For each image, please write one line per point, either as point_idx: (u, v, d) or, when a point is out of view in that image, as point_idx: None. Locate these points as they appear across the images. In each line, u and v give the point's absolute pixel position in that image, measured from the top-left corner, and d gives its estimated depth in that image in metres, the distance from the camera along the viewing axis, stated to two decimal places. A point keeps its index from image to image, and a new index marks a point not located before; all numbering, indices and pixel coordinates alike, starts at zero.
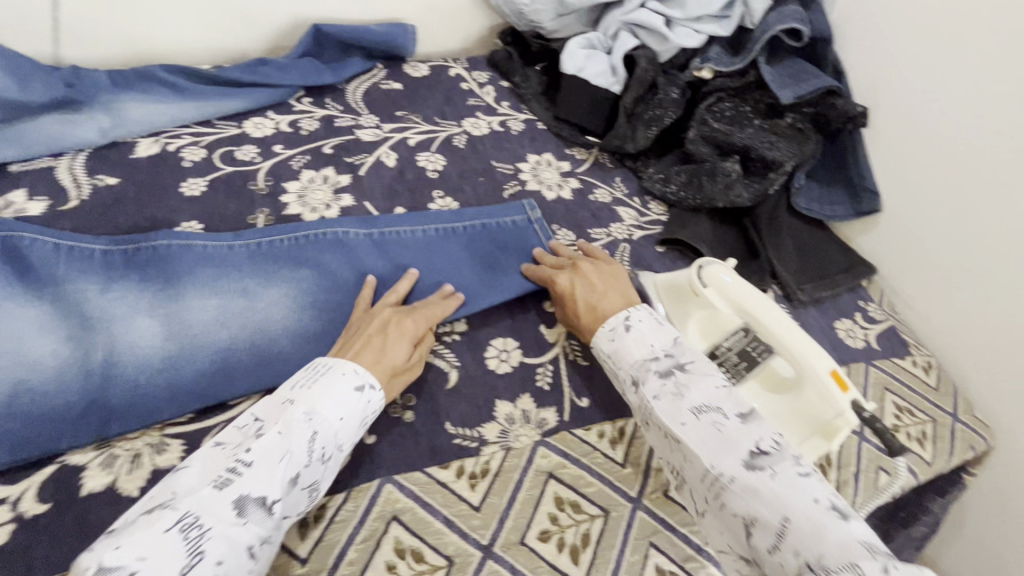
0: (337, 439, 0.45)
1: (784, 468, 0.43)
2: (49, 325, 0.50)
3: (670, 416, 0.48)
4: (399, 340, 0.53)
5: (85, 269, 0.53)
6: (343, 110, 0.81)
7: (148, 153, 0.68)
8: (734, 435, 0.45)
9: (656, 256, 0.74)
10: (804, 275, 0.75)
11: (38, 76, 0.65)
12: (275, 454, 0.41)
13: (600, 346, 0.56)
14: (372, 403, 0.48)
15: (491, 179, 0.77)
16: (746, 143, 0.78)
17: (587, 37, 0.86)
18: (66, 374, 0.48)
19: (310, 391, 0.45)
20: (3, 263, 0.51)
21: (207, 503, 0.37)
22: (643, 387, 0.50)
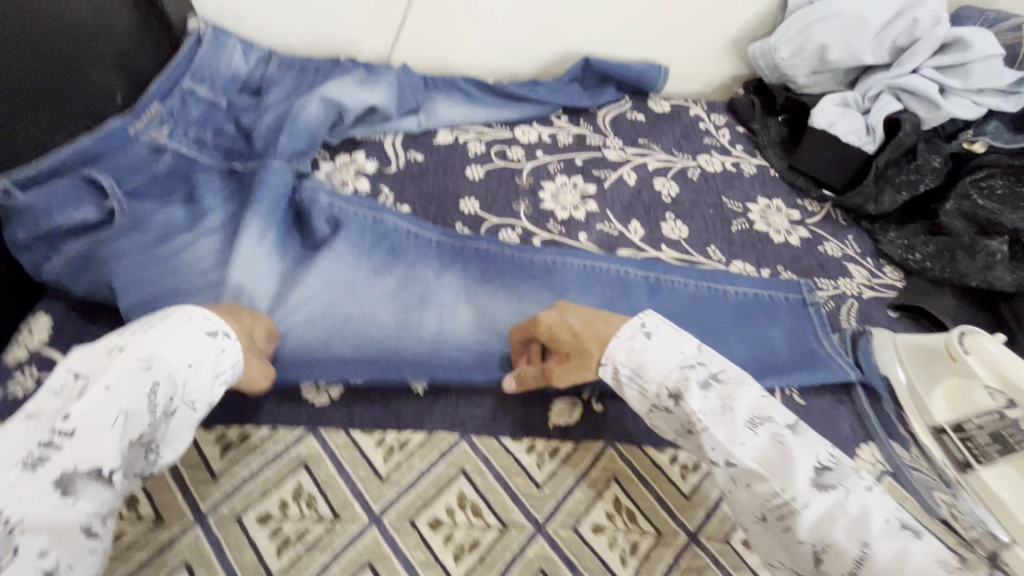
0: (185, 393, 0.44)
1: (852, 482, 0.44)
2: (395, 295, 0.62)
3: (761, 451, 0.46)
4: (566, 319, 0.56)
5: (427, 255, 0.66)
6: (594, 131, 0.92)
7: (445, 142, 0.85)
8: (796, 452, 0.45)
9: (887, 320, 0.72)
10: None
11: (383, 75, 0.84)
12: (100, 434, 0.39)
13: (627, 358, 0.51)
14: (224, 353, 0.48)
15: (721, 212, 0.82)
16: (1018, 225, 0.72)
17: (843, 95, 0.87)
18: (407, 335, 0.59)
19: (144, 339, 0.44)
20: (375, 239, 0.66)
21: (16, 483, 0.37)
22: (686, 401, 0.47)
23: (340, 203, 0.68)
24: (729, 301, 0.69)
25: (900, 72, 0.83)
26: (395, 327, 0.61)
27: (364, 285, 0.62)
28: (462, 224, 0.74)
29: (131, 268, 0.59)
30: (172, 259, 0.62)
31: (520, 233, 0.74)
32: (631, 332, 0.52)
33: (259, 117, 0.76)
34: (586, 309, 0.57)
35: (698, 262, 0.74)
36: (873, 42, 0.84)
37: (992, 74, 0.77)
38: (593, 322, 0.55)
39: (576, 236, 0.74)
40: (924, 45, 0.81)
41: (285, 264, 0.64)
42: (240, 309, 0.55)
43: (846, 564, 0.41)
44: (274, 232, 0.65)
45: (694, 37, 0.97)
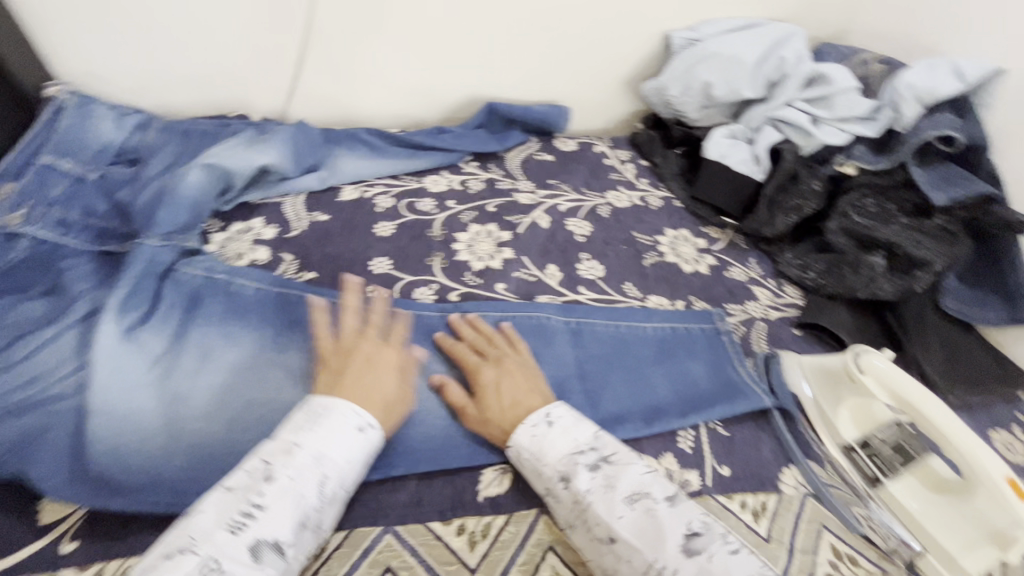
0: (341, 482, 0.48)
1: (717, 550, 0.44)
2: (300, 376, 0.59)
3: (654, 530, 0.45)
4: (482, 396, 0.57)
5: (336, 327, 0.64)
6: (504, 175, 0.93)
7: (351, 198, 0.82)
8: (667, 519, 0.45)
9: (793, 339, 0.76)
10: (953, 377, 0.73)
11: (276, 134, 0.79)
12: (286, 503, 0.44)
13: (521, 443, 0.53)
14: (371, 443, 0.50)
15: (633, 248, 0.84)
16: (891, 239, 0.79)
17: (730, 128, 0.93)
18: None
19: (312, 435, 0.48)
20: (279, 315, 0.64)
21: (223, 546, 0.41)
22: (575, 482, 0.49)
23: (236, 280, 0.66)
24: (648, 337, 0.71)
25: (775, 105, 0.90)
26: None
27: (266, 369, 0.59)
28: (374, 286, 0.71)
29: None
30: (29, 368, 0.55)
31: (437, 289, 0.71)
32: (535, 420, 0.53)
33: (136, 192, 0.69)
34: (519, 387, 0.57)
35: (616, 300, 0.75)
36: (750, 77, 0.91)
37: (851, 105, 0.85)
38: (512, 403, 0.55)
39: (494, 286, 0.73)
40: (792, 80, 0.88)
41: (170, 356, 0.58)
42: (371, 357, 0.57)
43: None
44: (161, 327, 0.60)
45: (589, 77, 1.00)
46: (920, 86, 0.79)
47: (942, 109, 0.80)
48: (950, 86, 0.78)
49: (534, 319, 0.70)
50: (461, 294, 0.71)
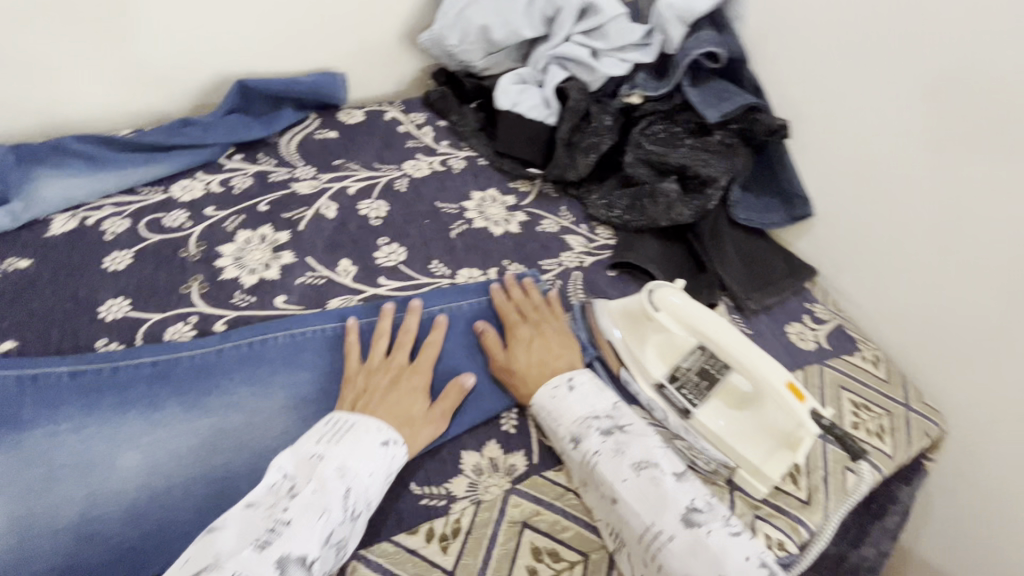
0: (366, 498, 0.45)
1: (718, 527, 0.45)
2: (6, 482, 0.46)
3: (630, 492, 0.46)
4: (416, 392, 0.54)
5: (58, 404, 0.50)
6: (278, 164, 0.79)
7: (65, 231, 0.65)
8: (672, 491, 0.46)
9: (609, 282, 0.75)
10: (750, 284, 0.77)
11: None
12: (313, 518, 0.41)
13: (541, 402, 0.54)
14: (396, 459, 0.48)
15: (437, 221, 0.77)
16: (682, 162, 0.80)
17: (518, 73, 0.88)
18: (37, 536, 0.44)
19: (337, 448, 0.46)
20: None
21: (250, 563, 0.38)
22: (585, 442, 0.50)
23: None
24: (463, 316, 0.65)
25: (556, 42, 0.86)
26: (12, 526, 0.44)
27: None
28: (107, 337, 0.56)
29: None
30: None
31: (197, 322, 0.58)
32: (556, 383, 0.55)
33: None
34: (558, 343, 0.60)
35: (423, 283, 0.68)
36: (525, 16, 0.85)
37: (623, 33, 0.84)
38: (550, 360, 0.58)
39: (272, 302, 0.62)
40: (566, 13, 0.84)
41: None
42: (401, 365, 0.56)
43: None
44: None
45: (358, 35, 0.89)
46: (679, 5, 0.79)
47: (703, 26, 0.82)
48: (703, 3, 0.80)
49: (328, 330, 0.60)
50: (229, 321, 0.59)
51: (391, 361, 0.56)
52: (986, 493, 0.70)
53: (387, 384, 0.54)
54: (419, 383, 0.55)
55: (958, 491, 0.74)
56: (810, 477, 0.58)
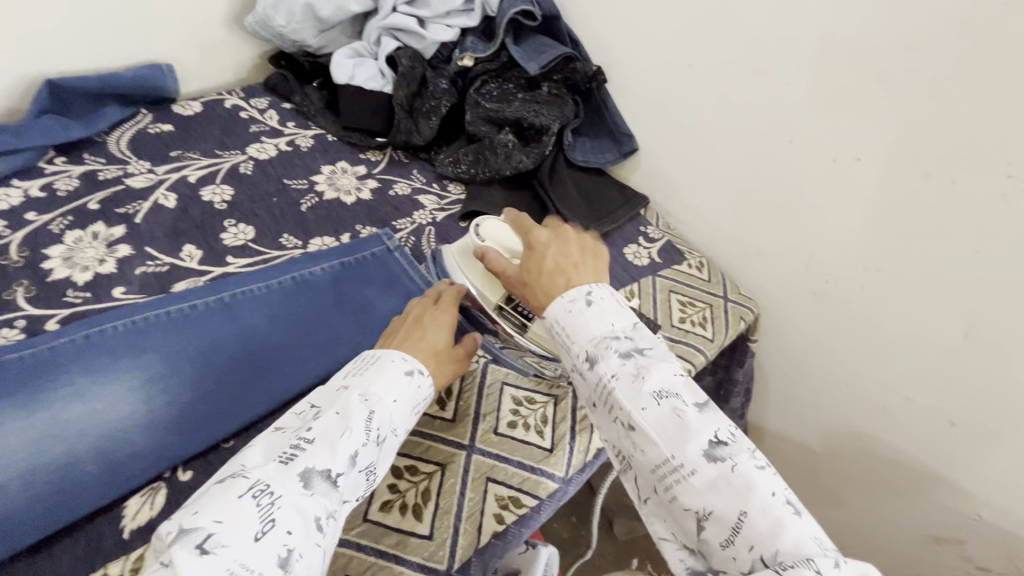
0: (388, 425, 0.46)
1: (744, 460, 0.39)
2: None
3: (652, 420, 0.41)
4: (439, 328, 0.55)
5: None
6: (107, 162, 0.77)
7: None
8: (696, 422, 0.40)
9: (462, 231, 0.80)
10: (590, 217, 0.85)
11: None
12: (334, 437, 0.41)
13: (556, 315, 0.47)
14: (420, 390, 0.49)
15: (286, 197, 0.78)
16: (517, 115, 0.87)
17: (352, 47, 0.90)
18: None
19: (363, 377, 0.47)
20: None
21: (274, 475, 0.38)
22: (601, 364, 0.44)
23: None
24: (317, 281, 0.68)
25: (385, 14, 0.90)
26: None
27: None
28: None
29: None
30: None
31: (26, 324, 0.57)
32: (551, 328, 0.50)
33: None
34: (582, 246, 0.53)
35: (272, 257, 0.70)
36: None
37: None
38: (577, 267, 0.51)
39: (110, 295, 0.61)
40: None
41: None
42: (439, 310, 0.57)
43: (724, 528, 0.37)
44: None
45: (179, 24, 0.87)
46: None
47: None
48: None
49: (175, 312, 0.60)
50: (62, 318, 0.58)
51: (410, 310, 0.57)
52: (794, 360, 0.85)
53: (410, 326, 0.55)
54: (443, 321, 0.56)
55: (781, 365, 0.87)
56: None
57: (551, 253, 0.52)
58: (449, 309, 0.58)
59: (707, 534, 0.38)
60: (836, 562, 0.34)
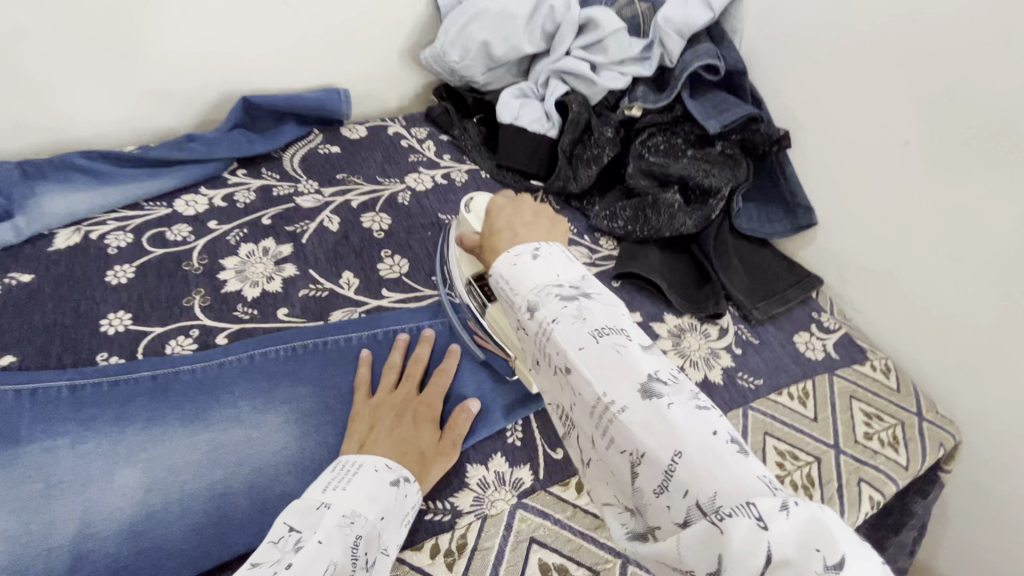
0: (379, 545, 0.41)
1: (682, 400, 0.36)
2: None
3: (569, 340, 0.39)
4: (421, 424, 0.52)
5: (53, 416, 0.49)
6: (281, 178, 0.79)
7: (69, 244, 0.64)
8: (633, 359, 0.37)
9: (613, 292, 0.74)
10: (757, 295, 0.76)
11: None
12: (321, 572, 0.36)
13: (499, 273, 0.45)
14: (410, 498, 0.45)
15: (440, 232, 0.76)
16: (683, 173, 0.80)
17: (519, 87, 0.89)
18: (27, 556, 0.41)
19: (345, 492, 0.42)
20: None
21: None
22: (543, 311, 0.41)
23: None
24: None
25: (557, 56, 0.87)
26: (7, 550, 0.41)
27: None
28: (108, 351, 0.55)
29: None
30: None
31: (199, 335, 0.58)
32: (516, 254, 0.45)
33: None
34: (537, 211, 0.53)
35: (424, 296, 0.68)
36: (525, 32, 0.86)
37: (623, 46, 0.84)
38: (527, 226, 0.50)
39: (274, 314, 0.61)
40: (566, 29, 0.85)
41: None
42: (400, 407, 0.53)
43: (625, 452, 0.35)
44: None
45: (361, 51, 0.89)
46: (676, 19, 0.80)
47: (700, 39, 0.83)
48: (703, 15, 0.80)
49: (328, 344, 0.59)
50: (231, 334, 0.59)
51: (398, 394, 0.55)
52: (998, 505, 0.70)
53: (392, 418, 0.52)
54: (425, 414, 0.54)
55: (971, 506, 0.73)
56: (824, 489, 0.58)
57: (504, 216, 0.53)
58: (433, 395, 0.55)
59: (641, 481, 0.35)
60: (784, 506, 0.29)
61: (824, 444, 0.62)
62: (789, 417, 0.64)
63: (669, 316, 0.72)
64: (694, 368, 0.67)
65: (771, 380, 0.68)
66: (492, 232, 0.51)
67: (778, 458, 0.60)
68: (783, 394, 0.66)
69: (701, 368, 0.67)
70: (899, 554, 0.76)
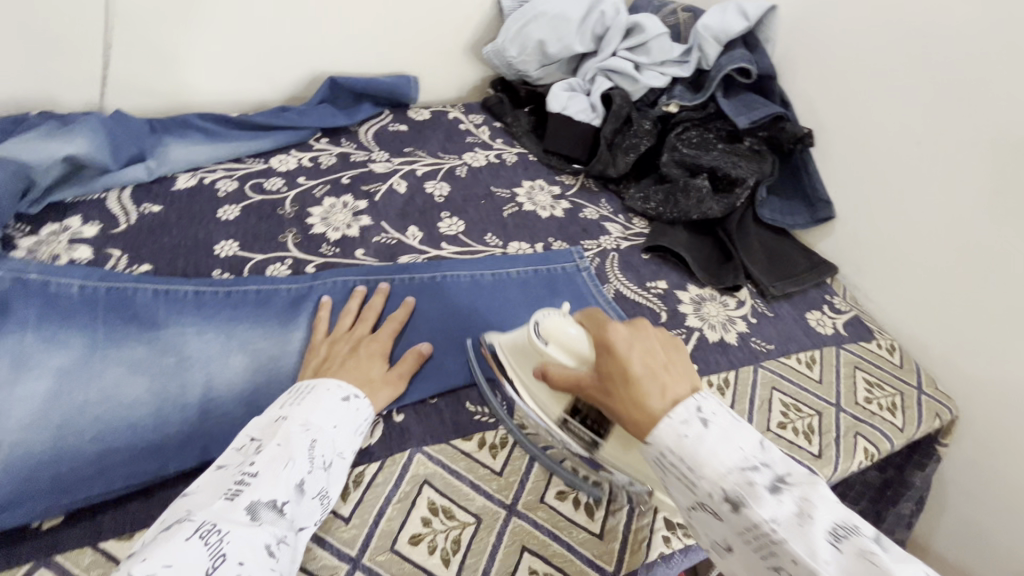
0: (334, 448, 0.47)
1: (816, 505, 0.36)
2: (141, 368, 0.55)
3: (705, 458, 0.39)
4: (372, 358, 0.58)
5: (182, 311, 0.60)
6: (357, 147, 0.91)
7: (187, 186, 0.77)
8: (769, 486, 0.38)
9: (643, 262, 0.83)
10: (774, 275, 0.83)
11: (125, 138, 0.75)
12: (279, 467, 0.43)
13: (663, 441, 0.41)
14: (360, 411, 0.51)
15: (492, 202, 0.87)
16: (713, 164, 0.89)
17: (568, 82, 0.98)
18: (166, 407, 0.52)
19: (300, 407, 0.48)
20: (115, 312, 0.58)
21: (221, 512, 0.38)
22: (663, 429, 0.41)
23: (56, 281, 0.59)
24: (512, 282, 0.74)
25: (604, 56, 0.97)
26: (151, 401, 0.53)
27: (98, 368, 0.54)
28: (221, 269, 0.67)
29: None
30: None
31: (292, 263, 0.69)
32: (683, 415, 0.41)
33: None
34: (663, 341, 0.49)
35: (477, 251, 0.78)
36: (577, 33, 0.96)
37: (665, 49, 0.94)
38: (668, 368, 0.45)
39: (353, 253, 0.73)
40: (614, 32, 0.95)
41: None
42: (355, 345, 0.59)
43: (785, 570, 0.35)
44: None
45: (431, 44, 1.01)
46: (714, 27, 0.89)
47: (736, 46, 0.91)
48: (739, 24, 0.89)
49: (397, 280, 0.70)
50: (318, 265, 0.70)
51: (353, 332, 0.60)
52: (991, 480, 0.75)
53: (346, 353, 0.58)
54: (375, 350, 0.59)
55: (966, 482, 0.78)
56: (823, 437, 0.65)
57: (636, 353, 0.46)
58: (385, 337, 0.61)
59: None
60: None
61: (826, 402, 0.69)
62: (796, 378, 0.71)
63: (692, 286, 0.81)
64: (712, 330, 0.75)
65: (782, 346, 0.75)
66: (613, 352, 0.46)
67: (783, 409, 0.67)
68: (791, 358, 0.74)
69: (718, 331, 0.75)
70: (895, 524, 0.81)
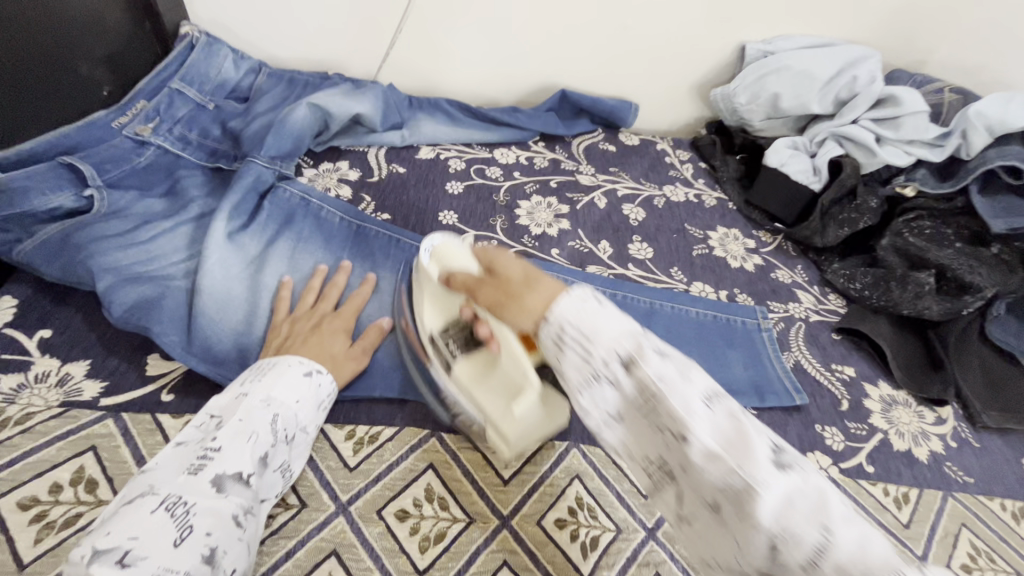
0: (298, 423, 0.50)
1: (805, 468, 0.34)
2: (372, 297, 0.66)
3: (679, 405, 0.35)
4: (335, 333, 0.59)
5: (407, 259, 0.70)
6: (568, 157, 0.98)
7: (427, 157, 0.89)
8: (753, 434, 0.34)
9: (831, 341, 0.77)
10: (992, 401, 0.73)
11: (394, 108, 0.88)
12: (242, 443, 0.44)
13: (562, 318, 0.41)
14: (321, 387, 0.53)
15: (683, 238, 0.87)
16: (943, 261, 0.79)
17: (793, 139, 0.94)
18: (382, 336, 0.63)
19: (263, 382, 0.50)
20: (359, 245, 0.70)
21: (184, 487, 0.41)
22: (640, 366, 0.37)
23: (325, 207, 0.72)
24: (689, 320, 0.75)
25: (842, 121, 0.91)
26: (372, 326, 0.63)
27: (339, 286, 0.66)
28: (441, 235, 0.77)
29: (110, 249, 0.61)
30: (149, 249, 0.63)
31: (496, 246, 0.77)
32: (580, 301, 0.41)
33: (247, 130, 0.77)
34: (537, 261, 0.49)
35: (660, 281, 0.79)
36: (819, 93, 0.93)
37: (919, 129, 0.85)
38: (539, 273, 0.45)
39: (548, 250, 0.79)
40: (863, 99, 0.90)
41: (258, 245, 0.67)
42: (319, 322, 0.60)
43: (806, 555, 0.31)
44: (252, 229, 0.67)
45: (661, 78, 1.05)
46: (991, 115, 0.80)
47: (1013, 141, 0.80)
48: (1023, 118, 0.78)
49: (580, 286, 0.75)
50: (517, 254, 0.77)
51: (315, 311, 0.61)
52: None
53: (307, 329, 0.58)
54: (337, 328, 0.60)
55: None
56: None
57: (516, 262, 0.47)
58: (348, 313, 0.62)
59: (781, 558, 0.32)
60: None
61: None
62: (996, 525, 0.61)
63: (884, 384, 0.73)
64: (899, 438, 0.67)
65: (984, 484, 0.65)
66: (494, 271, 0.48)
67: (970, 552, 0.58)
68: (996, 502, 0.63)
69: (906, 441, 0.67)
70: None
